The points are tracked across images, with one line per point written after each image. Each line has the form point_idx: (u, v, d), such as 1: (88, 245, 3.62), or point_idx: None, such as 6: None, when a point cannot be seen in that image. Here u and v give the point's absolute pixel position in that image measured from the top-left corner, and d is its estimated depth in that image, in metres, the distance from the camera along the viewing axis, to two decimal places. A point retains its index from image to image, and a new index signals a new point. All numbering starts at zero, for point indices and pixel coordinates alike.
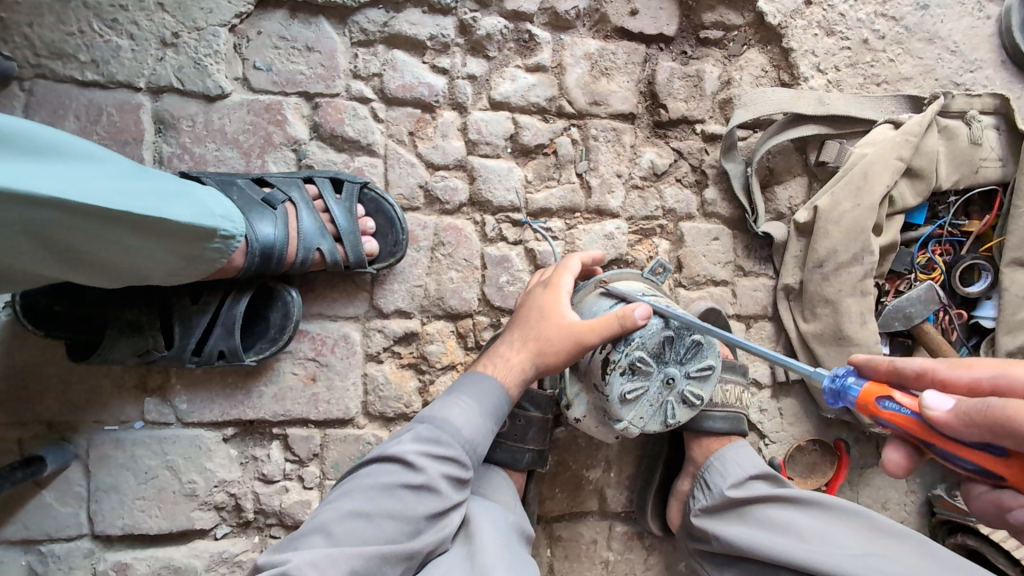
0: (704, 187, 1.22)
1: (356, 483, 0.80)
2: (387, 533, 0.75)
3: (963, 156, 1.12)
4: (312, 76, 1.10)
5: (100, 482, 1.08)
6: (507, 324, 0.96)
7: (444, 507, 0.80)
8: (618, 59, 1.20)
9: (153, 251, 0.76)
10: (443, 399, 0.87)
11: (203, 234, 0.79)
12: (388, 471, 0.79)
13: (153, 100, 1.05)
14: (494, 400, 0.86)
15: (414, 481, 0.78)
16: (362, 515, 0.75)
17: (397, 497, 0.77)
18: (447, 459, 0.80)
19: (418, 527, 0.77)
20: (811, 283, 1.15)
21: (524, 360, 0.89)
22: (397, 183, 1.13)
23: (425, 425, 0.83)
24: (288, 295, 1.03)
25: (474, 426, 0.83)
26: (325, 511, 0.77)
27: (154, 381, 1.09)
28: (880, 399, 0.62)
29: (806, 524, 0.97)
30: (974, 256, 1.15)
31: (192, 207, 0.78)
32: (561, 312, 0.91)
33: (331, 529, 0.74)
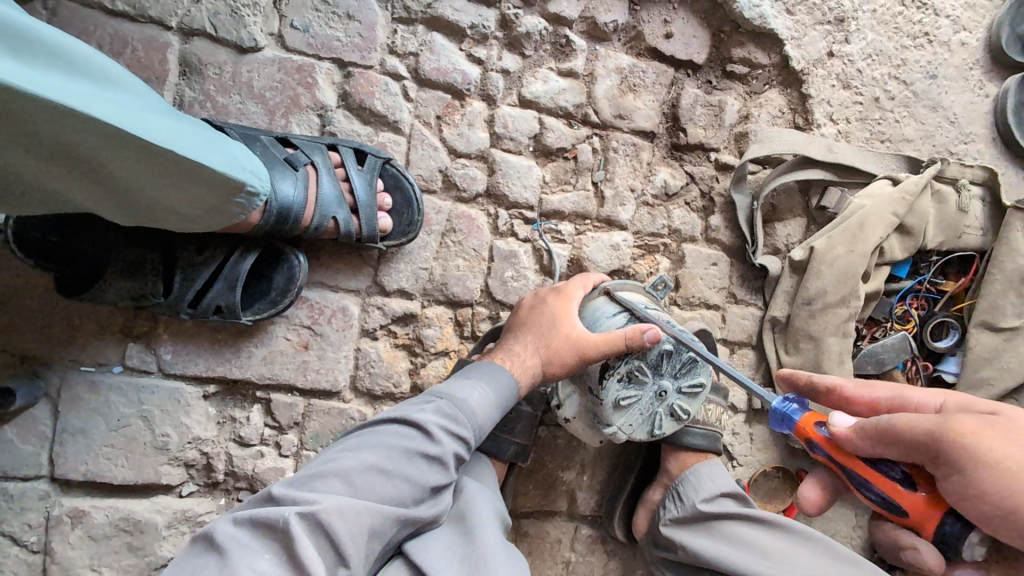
0: (711, 214, 1.27)
1: (373, 437, 0.80)
2: (400, 495, 0.77)
3: (950, 220, 1.20)
4: (349, 44, 1.09)
5: (68, 424, 1.04)
6: (516, 326, 0.99)
7: (449, 483, 0.83)
8: (648, 77, 1.23)
9: (179, 195, 0.73)
10: (463, 378, 0.88)
11: (232, 188, 0.77)
12: (407, 435, 0.80)
13: (182, 42, 1.02)
14: (510, 392, 0.90)
15: (432, 452, 0.80)
16: (382, 471, 0.76)
17: (415, 463, 0.79)
18: (462, 440, 0.83)
19: (425, 496, 0.80)
20: (798, 318, 1.21)
21: (536, 365, 0.94)
22: (418, 164, 1.13)
23: (448, 400, 0.85)
24: (296, 258, 1.02)
25: (490, 413, 0.87)
26: (343, 457, 0.77)
27: (140, 327, 1.06)
28: (816, 424, 0.71)
29: (772, 543, 1.01)
30: (945, 314, 1.23)
31: (226, 158, 0.75)
32: (573, 322, 0.95)
33: (351, 478, 0.74)
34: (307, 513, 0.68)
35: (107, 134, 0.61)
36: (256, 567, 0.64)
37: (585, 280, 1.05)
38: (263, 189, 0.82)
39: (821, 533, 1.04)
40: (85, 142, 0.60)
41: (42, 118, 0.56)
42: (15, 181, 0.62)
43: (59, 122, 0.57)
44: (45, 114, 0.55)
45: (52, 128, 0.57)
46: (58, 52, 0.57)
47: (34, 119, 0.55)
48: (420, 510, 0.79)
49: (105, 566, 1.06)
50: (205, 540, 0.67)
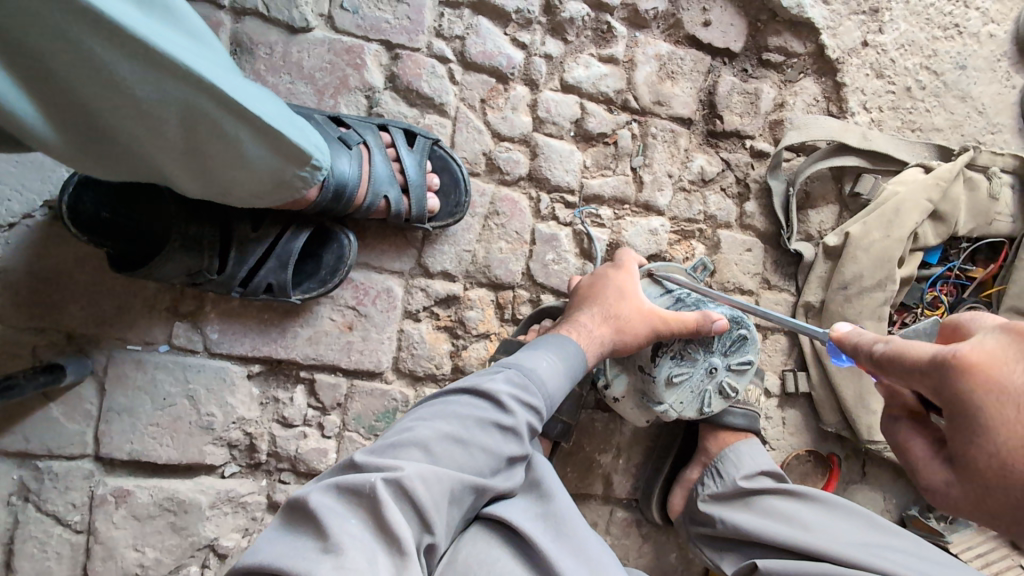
0: (746, 200, 1.29)
1: (447, 408, 0.79)
2: (477, 464, 0.76)
3: (981, 206, 1.23)
4: (397, 26, 1.09)
5: (114, 403, 1.04)
6: (577, 302, 0.98)
7: (522, 454, 0.82)
8: (685, 64, 1.25)
9: (253, 163, 0.74)
10: (529, 349, 0.88)
11: (299, 161, 0.77)
12: (480, 405, 0.80)
13: (235, 21, 1.03)
14: (577, 364, 0.89)
15: (505, 422, 0.79)
16: (458, 441, 0.76)
17: (488, 432, 0.78)
18: (533, 409, 0.82)
19: (499, 466, 0.79)
20: (833, 302, 1.23)
21: (606, 335, 0.93)
22: (462, 146, 1.14)
23: (516, 370, 0.84)
24: (347, 237, 1.02)
25: (559, 382, 0.86)
26: (419, 427, 0.76)
27: (187, 307, 1.06)
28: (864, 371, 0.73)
29: (813, 517, 0.99)
30: (974, 300, 1.27)
31: (300, 134, 0.77)
32: (637, 297, 0.96)
33: (430, 447, 0.74)
34: (392, 478, 0.67)
35: (202, 87, 0.62)
36: (349, 532, 0.62)
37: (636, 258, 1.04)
38: (325, 163, 0.83)
39: (865, 511, 1.01)
40: (182, 98, 0.62)
41: (146, 61, 0.57)
42: (108, 135, 0.63)
43: (156, 66, 0.58)
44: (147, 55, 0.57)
45: (156, 74, 0.59)
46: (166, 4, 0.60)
47: (132, 58, 0.56)
48: (494, 481, 0.78)
49: (149, 546, 1.05)
50: (298, 507, 0.65)
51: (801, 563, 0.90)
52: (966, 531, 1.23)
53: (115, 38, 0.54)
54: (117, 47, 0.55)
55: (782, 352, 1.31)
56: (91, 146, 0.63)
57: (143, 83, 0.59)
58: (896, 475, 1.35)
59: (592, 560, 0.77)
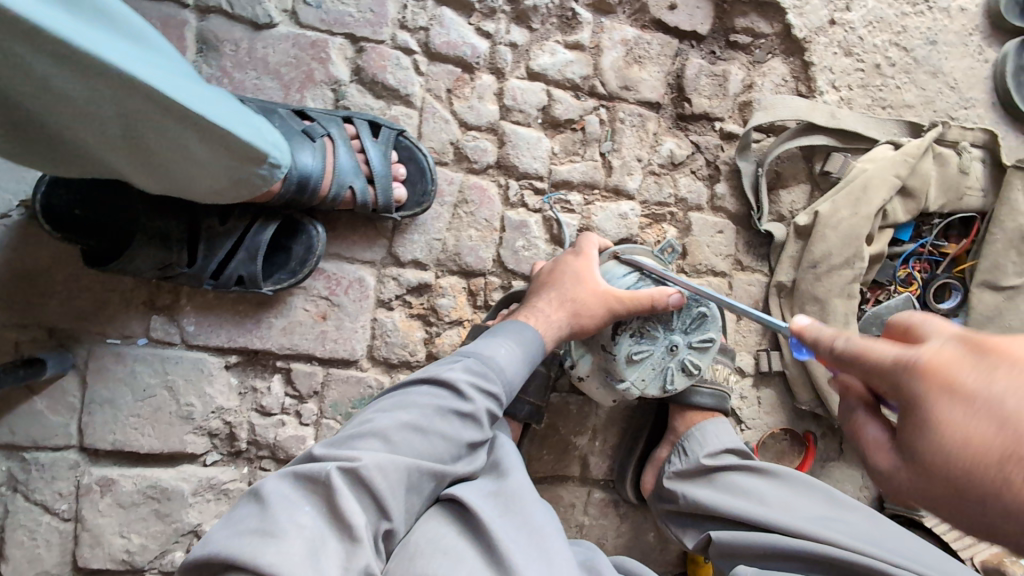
0: (716, 182, 1.29)
1: (407, 398, 0.82)
2: (436, 451, 0.79)
3: (951, 182, 1.23)
4: (361, 20, 1.11)
5: (96, 395, 1.07)
6: (537, 287, 1.01)
7: (482, 440, 0.84)
8: (652, 49, 1.26)
9: (208, 160, 0.76)
10: (488, 337, 0.90)
11: (254, 159, 0.80)
12: (440, 395, 0.82)
13: (200, 20, 1.04)
14: (536, 350, 0.92)
15: (463, 409, 0.81)
16: (417, 430, 0.78)
17: (448, 420, 0.80)
18: (492, 396, 0.85)
19: (459, 452, 0.81)
20: (803, 282, 1.24)
21: (563, 319, 0.95)
22: (430, 136, 1.16)
23: (475, 359, 0.86)
24: (314, 229, 1.04)
25: (518, 368, 0.88)
26: (378, 418, 0.78)
27: (163, 300, 1.09)
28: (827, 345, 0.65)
29: (774, 491, 1.00)
30: (947, 276, 1.27)
31: (252, 130, 0.79)
32: (595, 278, 0.97)
33: (388, 436, 0.76)
34: (347, 467, 0.70)
35: (147, 96, 0.64)
36: (302, 520, 0.65)
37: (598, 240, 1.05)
38: (283, 161, 0.86)
39: (827, 486, 1.01)
40: (127, 106, 0.63)
41: (88, 74, 0.58)
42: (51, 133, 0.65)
43: (100, 78, 0.59)
44: (90, 68, 0.58)
45: (98, 85, 0.60)
46: (105, 10, 0.60)
47: (71, 70, 0.57)
48: (454, 466, 0.81)
49: (134, 533, 1.09)
50: (255, 496, 0.68)
51: (752, 534, 0.93)
52: None
53: (53, 52, 0.55)
54: (56, 61, 0.56)
55: (756, 333, 1.32)
56: (33, 139, 0.66)
57: (84, 92, 0.60)
58: None
59: (538, 534, 0.77)
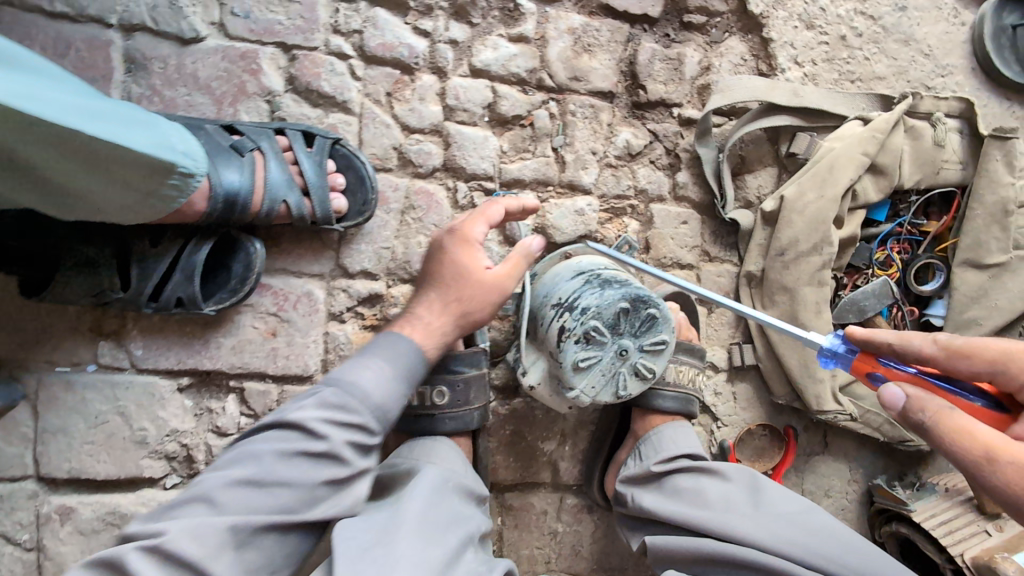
0: (677, 170, 1.24)
1: (249, 448, 0.79)
2: (279, 500, 0.76)
3: (926, 156, 1.16)
4: (291, 27, 1.07)
5: (48, 424, 1.06)
6: (420, 286, 0.98)
7: (347, 475, 0.81)
8: (602, 36, 1.20)
9: (113, 175, 0.76)
10: (354, 359, 0.88)
11: (158, 169, 0.79)
12: (288, 437, 0.79)
13: (124, 38, 1.02)
14: (411, 367, 0.90)
15: (313, 449, 0.78)
16: (254, 483, 0.75)
17: (294, 463, 0.78)
18: (352, 427, 0.81)
19: (315, 494, 0.78)
20: (772, 271, 1.18)
21: (446, 323, 0.95)
22: (371, 143, 1.12)
23: (330, 392, 0.83)
24: (251, 245, 1.01)
25: (385, 392, 0.86)
26: (210, 477, 0.76)
27: (110, 326, 1.08)
28: (871, 371, 0.75)
29: (721, 492, 0.98)
30: (929, 256, 1.20)
31: (152, 138, 0.78)
32: (478, 270, 0.97)
33: (217, 496, 0.74)
34: (148, 546, 0.68)
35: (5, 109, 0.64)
36: None
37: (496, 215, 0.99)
38: (200, 170, 0.84)
39: (776, 485, 0.99)
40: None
41: None
42: None
43: None
44: None
45: None
46: None
47: None
48: (310, 511, 0.78)
49: None
50: None
51: (688, 540, 0.92)
52: (930, 497, 1.19)
53: None
54: None
55: (729, 326, 1.26)
56: None
57: None
58: (859, 443, 1.31)
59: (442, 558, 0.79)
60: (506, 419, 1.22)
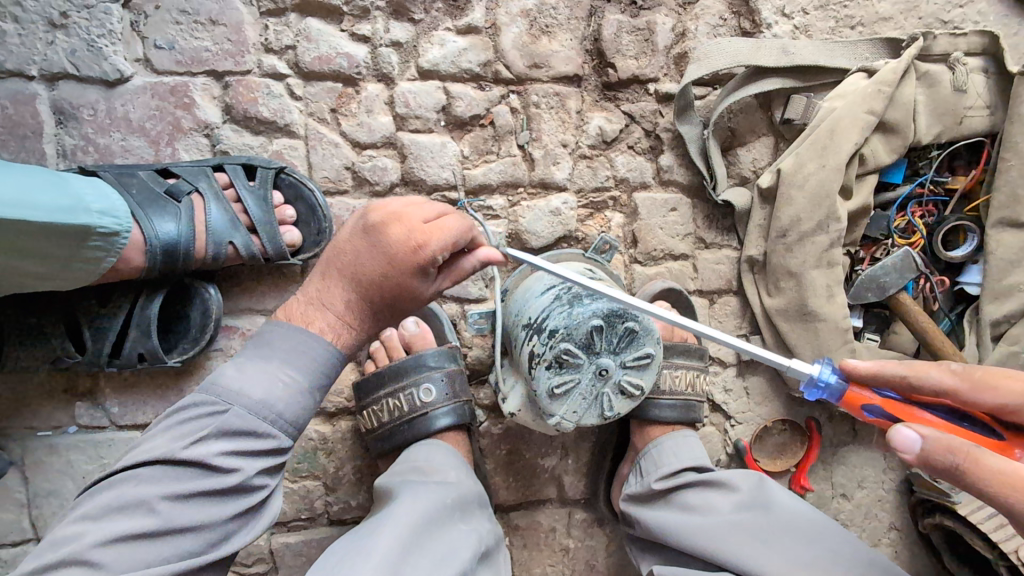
0: (660, 153, 1.12)
1: (131, 491, 0.69)
2: (181, 546, 0.69)
3: (944, 105, 1.01)
4: (220, 52, 1.00)
5: (39, 488, 1.06)
6: (344, 283, 0.77)
7: (255, 502, 0.75)
8: (560, 14, 1.09)
9: (30, 251, 0.76)
10: (260, 368, 0.75)
11: (76, 234, 0.78)
12: (185, 474, 0.70)
13: (50, 89, 0.97)
14: (329, 371, 0.79)
15: (216, 487, 0.70)
16: (149, 535, 0.67)
17: (195, 502, 0.70)
18: (261, 453, 0.74)
19: (223, 530, 0.72)
20: (775, 254, 1.06)
21: (359, 336, 0.81)
22: (321, 166, 1.05)
23: (227, 416, 0.72)
24: (206, 291, 0.97)
25: (299, 406, 0.76)
26: (86, 532, 0.66)
27: (83, 385, 1.06)
28: (863, 407, 0.65)
29: (731, 512, 0.88)
30: (958, 218, 1.06)
31: (64, 203, 0.76)
32: (418, 290, 0.79)
33: (98, 556, 0.65)
34: None
35: None
36: None
37: (462, 230, 0.77)
38: (122, 226, 0.83)
39: (792, 494, 0.90)
40: None
41: None
42: None
43: None
44: None
45: None
46: None
47: None
48: (221, 550, 0.72)
49: None
50: None
51: (701, 574, 0.84)
52: None
53: None
54: None
55: (735, 315, 1.14)
56: None
57: None
58: None
59: None
60: (501, 438, 1.15)
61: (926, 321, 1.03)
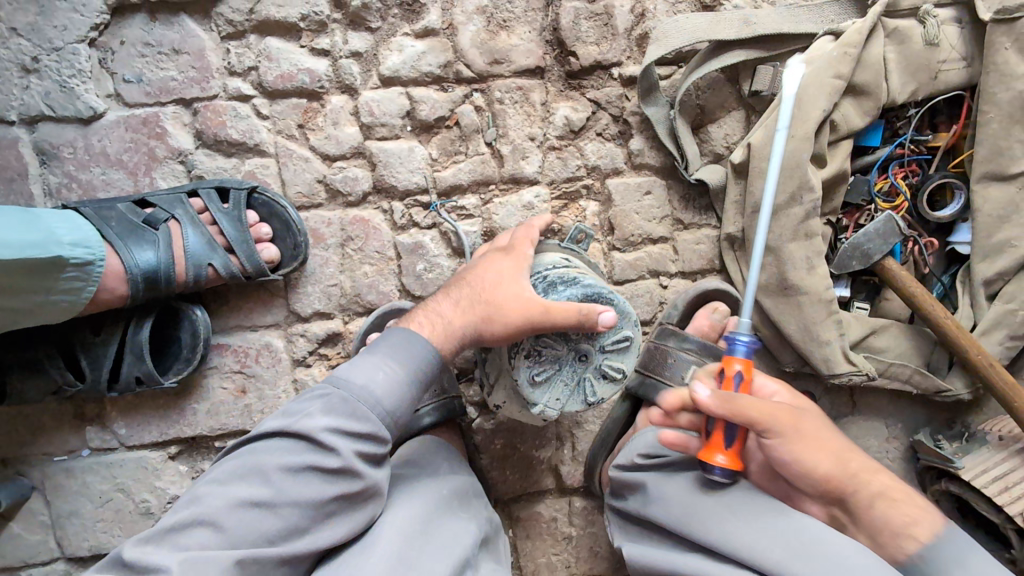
0: (630, 137, 1.11)
1: (254, 462, 0.74)
2: (287, 520, 0.72)
3: (917, 60, 0.98)
4: (186, 80, 1.03)
5: (60, 510, 1.12)
6: (458, 284, 0.90)
7: (359, 488, 0.76)
8: (516, 7, 1.08)
9: (8, 287, 0.81)
10: (366, 359, 0.80)
11: (50, 266, 0.83)
12: (299, 448, 0.74)
13: (31, 132, 1.01)
14: (426, 368, 0.83)
15: (322, 463, 0.73)
16: (262, 504, 0.72)
17: (303, 478, 0.73)
18: (361, 437, 0.76)
19: (326, 509, 0.74)
20: (752, 230, 1.05)
21: (466, 323, 0.85)
22: (293, 182, 1.07)
23: (336, 395, 0.77)
24: (193, 313, 1.01)
25: (399, 395, 0.79)
26: (208, 498, 0.72)
27: (92, 410, 1.11)
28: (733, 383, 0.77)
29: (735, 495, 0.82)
30: (943, 176, 1.02)
31: (34, 239, 0.81)
32: (517, 283, 0.85)
33: (219, 521, 0.70)
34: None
35: None
36: None
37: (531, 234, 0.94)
38: (93, 255, 0.88)
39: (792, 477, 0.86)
40: None
41: None
42: None
43: None
44: None
45: None
46: None
47: None
48: (326, 528, 0.74)
49: None
50: None
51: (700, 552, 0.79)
52: (981, 450, 1.04)
53: None
54: None
55: None
56: None
57: None
58: (894, 396, 1.16)
59: None
60: (494, 433, 1.17)
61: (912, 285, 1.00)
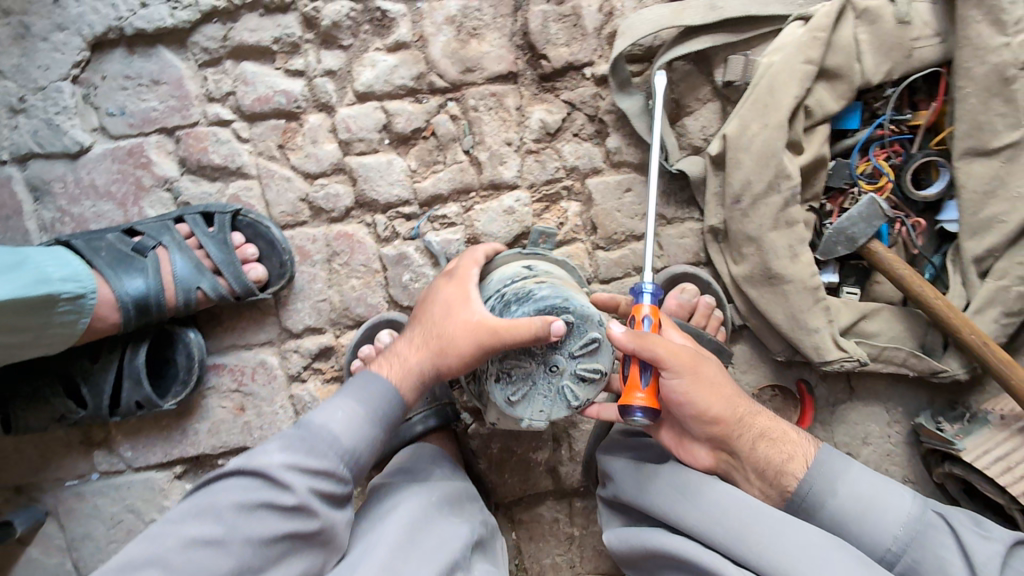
0: (606, 136, 1.11)
1: (209, 500, 0.77)
2: (240, 558, 0.73)
3: (889, 39, 0.96)
4: (166, 110, 1.06)
5: (74, 532, 1.16)
6: (415, 319, 0.94)
7: (313, 529, 0.78)
8: (485, 14, 1.09)
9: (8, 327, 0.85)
10: (332, 401, 0.84)
11: (46, 303, 0.87)
12: (254, 485, 0.77)
13: (23, 170, 1.05)
14: (387, 408, 0.86)
15: (277, 501, 0.76)
16: (214, 542, 0.74)
17: (257, 514, 0.76)
18: (317, 474, 0.78)
19: (279, 548, 0.76)
20: (733, 221, 1.04)
21: (422, 359, 0.88)
22: (277, 201, 1.09)
23: (298, 435, 0.81)
24: (185, 335, 1.04)
25: (360, 435, 0.83)
26: (163, 539, 0.74)
27: (98, 435, 1.14)
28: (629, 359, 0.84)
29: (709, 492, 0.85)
30: (926, 154, 1.01)
31: (30, 278, 0.84)
32: (464, 308, 0.88)
33: (170, 560, 0.72)
34: None
35: None
36: None
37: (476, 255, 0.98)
38: (84, 289, 0.92)
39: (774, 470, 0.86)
40: None
41: None
42: None
43: None
44: None
45: None
46: None
47: None
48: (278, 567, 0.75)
49: None
50: None
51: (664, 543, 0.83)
52: (983, 430, 1.02)
53: None
54: None
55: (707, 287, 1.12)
56: None
57: None
58: (892, 379, 1.14)
59: None
60: (490, 437, 1.18)
61: (900, 268, 0.99)
